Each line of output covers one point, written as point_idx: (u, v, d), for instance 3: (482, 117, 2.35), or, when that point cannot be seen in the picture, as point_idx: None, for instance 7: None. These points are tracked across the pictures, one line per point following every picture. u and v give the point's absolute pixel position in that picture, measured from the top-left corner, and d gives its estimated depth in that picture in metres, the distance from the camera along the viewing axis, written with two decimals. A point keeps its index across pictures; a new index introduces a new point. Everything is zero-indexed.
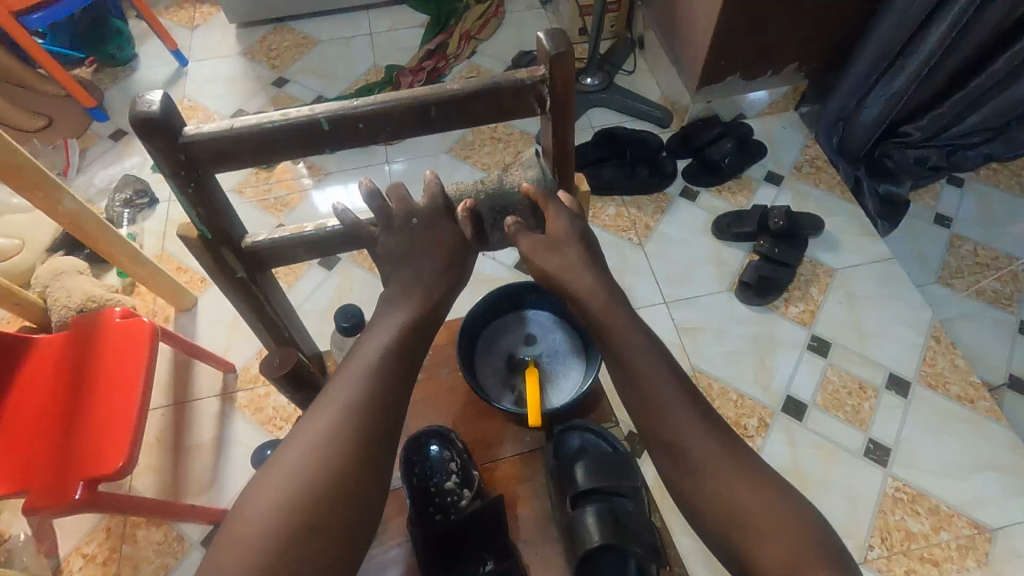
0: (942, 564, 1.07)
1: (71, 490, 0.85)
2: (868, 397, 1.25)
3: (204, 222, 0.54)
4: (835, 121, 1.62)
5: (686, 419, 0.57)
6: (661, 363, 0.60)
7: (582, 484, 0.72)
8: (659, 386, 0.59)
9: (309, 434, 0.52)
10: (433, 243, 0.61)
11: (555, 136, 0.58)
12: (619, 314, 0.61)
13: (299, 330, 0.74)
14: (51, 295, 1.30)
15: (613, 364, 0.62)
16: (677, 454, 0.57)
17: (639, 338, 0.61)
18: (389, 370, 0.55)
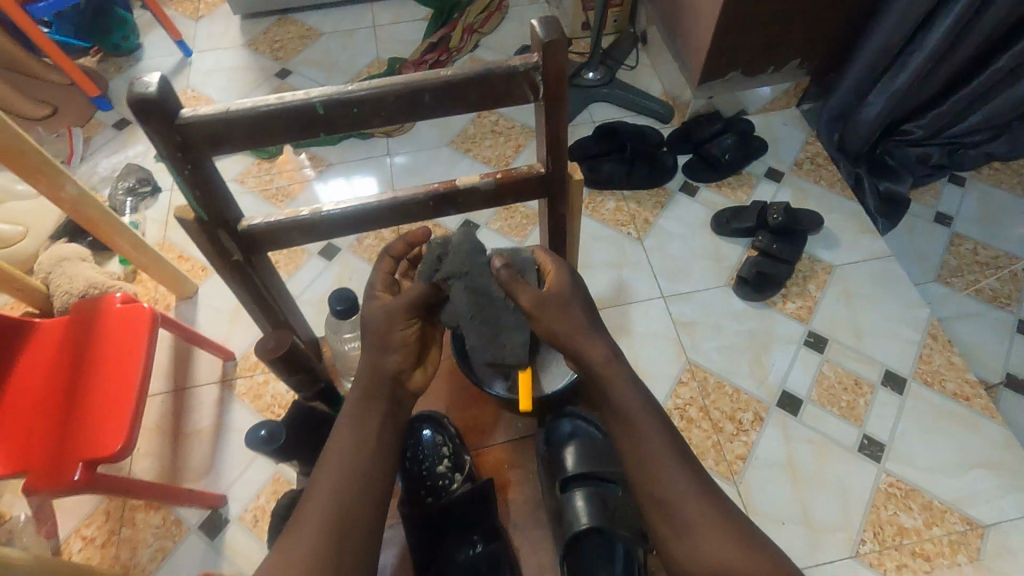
0: (933, 559, 1.07)
1: (70, 472, 0.86)
2: (864, 392, 1.25)
3: (201, 204, 0.55)
4: (836, 118, 1.62)
5: (679, 478, 0.63)
6: (655, 420, 0.66)
7: (571, 469, 0.75)
8: (652, 446, 0.64)
9: (310, 496, 0.61)
10: (409, 318, 0.71)
11: (548, 124, 0.58)
12: (618, 371, 0.68)
13: (294, 313, 0.74)
14: (53, 281, 1.32)
15: (611, 415, 0.68)
16: (670, 514, 0.62)
17: (633, 396, 0.67)
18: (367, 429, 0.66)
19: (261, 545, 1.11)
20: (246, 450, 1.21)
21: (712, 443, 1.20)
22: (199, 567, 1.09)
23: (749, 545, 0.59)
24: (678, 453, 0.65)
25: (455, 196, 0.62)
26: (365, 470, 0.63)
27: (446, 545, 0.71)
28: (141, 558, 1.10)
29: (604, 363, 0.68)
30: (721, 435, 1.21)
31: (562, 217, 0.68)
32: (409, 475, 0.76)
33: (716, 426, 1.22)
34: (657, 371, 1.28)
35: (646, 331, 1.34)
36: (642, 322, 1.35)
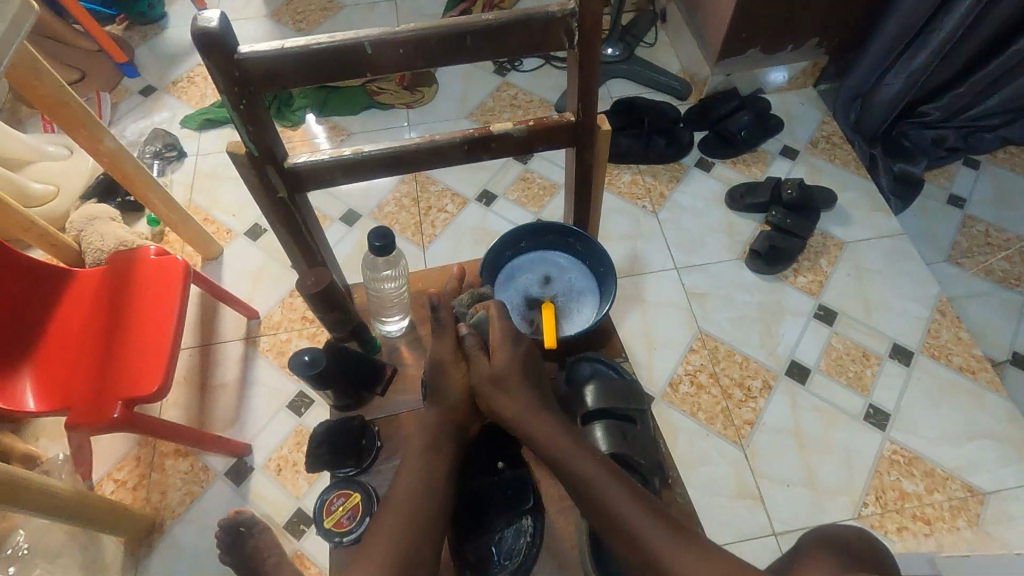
0: (933, 522, 1.11)
1: (110, 410, 0.91)
2: (871, 364, 1.28)
3: (253, 140, 0.58)
4: (853, 98, 1.63)
5: (655, 534, 0.59)
6: (617, 484, 0.63)
7: (591, 405, 0.73)
8: (620, 509, 0.61)
9: (367, 552, 0.59)
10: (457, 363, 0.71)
11: (581, 73, 0.60)
12: (565, 441, 0.66)
13: (330, 259, 0.77)
14: (85, 238, 1.36)
15: (572, 491, 0.65)
16: (659, 573, 0.58)
17: (591, 464, 0.64)
18: (429, 495, 0.64)
19: (284, 492, 1.16)
20: (269, 403, 1.26)
21: (721, 408, 1.23)
22: (226, 510, 1.14)
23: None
24: (649, 508, 0.62)
25: (490, 140, 0.65)
26: (428, 511, 0.63)
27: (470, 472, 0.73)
28: (171, 500, 1.15)
29: (548, 436, 0.66)
30: (730, 401, 1.24)
31: (590, 167, 0.71)
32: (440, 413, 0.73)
33: (726, 392, 1.25)
34: (669, 339, 1.32)
35: (658, 300, 1.37)
36: (655, 291, 1.38)
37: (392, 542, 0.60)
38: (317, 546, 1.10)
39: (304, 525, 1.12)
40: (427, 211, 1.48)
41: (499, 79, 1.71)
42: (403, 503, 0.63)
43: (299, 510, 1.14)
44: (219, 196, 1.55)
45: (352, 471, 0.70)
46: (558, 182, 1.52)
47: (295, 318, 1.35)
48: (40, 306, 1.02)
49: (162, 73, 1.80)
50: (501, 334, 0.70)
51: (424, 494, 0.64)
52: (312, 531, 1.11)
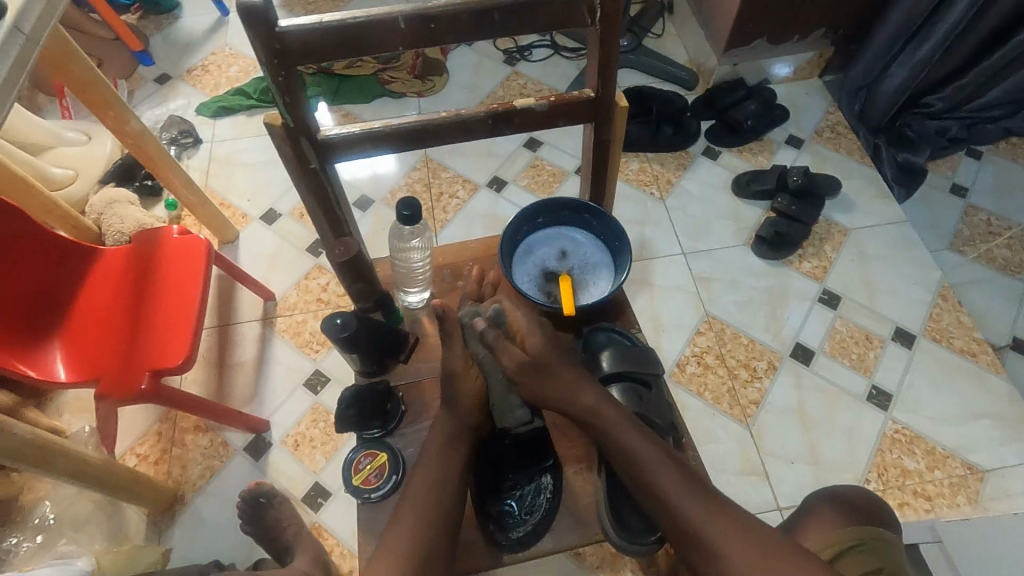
0: (934, 498, 1.14)
1: (138, 381, 0.94)
2: (874, 346, 1.31)
3: (289, 111, 0.62)
4: (858, 89, 1.65)
5: (692, 505, 0.65)
6: (660, 456, 0.67)
7: (608, 371, 0.76)
8: (663, 480, 0.66)
9: (388, 544, 0.64)
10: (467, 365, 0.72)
11: (602, 49, 0.63)
12: (612, 414, 0.69)
13: (355, 232, 0.80)
14: (105, 221, 1.39)
15: (616, 460, 0.69)
16: (694, 538, 0.65)
17: (637, 438, 0.68)
18: (443, 491, 0.68)
19: (302, 466, 1.19)
20: (286, 381, 1.29)
21: (727, 389, 1.26)
22: (245, 484, 1.17)
23: (775, 553, 0.63)
24: (689, 481, 0.67)
25: (513, 116, 0.68)
26: (443, 508, 0.67)
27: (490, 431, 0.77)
28: (191, 474, 1.19)
29: (594, 409, 0.70)
30: (735, 381, 1.27)
31: (607, 142, 0.74)
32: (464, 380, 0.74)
33: (732, 373, 1.28)
34: (676, 322, 1.35)
35: (666, 284, 1.40)
36: (663, 276, 1.41)
37: (410, 535, 0.64)
38: (335, 518, 1.13)
39: (321, 498, 1.16)
40: (439, 196, 1.51)
41: (509, 69, 1.74)
42: (417, 498, 0.67)
43: (316, 484, 1.17)
44: (234, 182, 1.58)
45: (378, 432, 0.75)
46: (567, 169, 1.55)
47: (310, 299, 1.38)
48: (67, 282, 1.05)
49: (176, 61, 1.83)
50: (525, 322, 0.73)
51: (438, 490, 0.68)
52: (329, 504, 1.15)
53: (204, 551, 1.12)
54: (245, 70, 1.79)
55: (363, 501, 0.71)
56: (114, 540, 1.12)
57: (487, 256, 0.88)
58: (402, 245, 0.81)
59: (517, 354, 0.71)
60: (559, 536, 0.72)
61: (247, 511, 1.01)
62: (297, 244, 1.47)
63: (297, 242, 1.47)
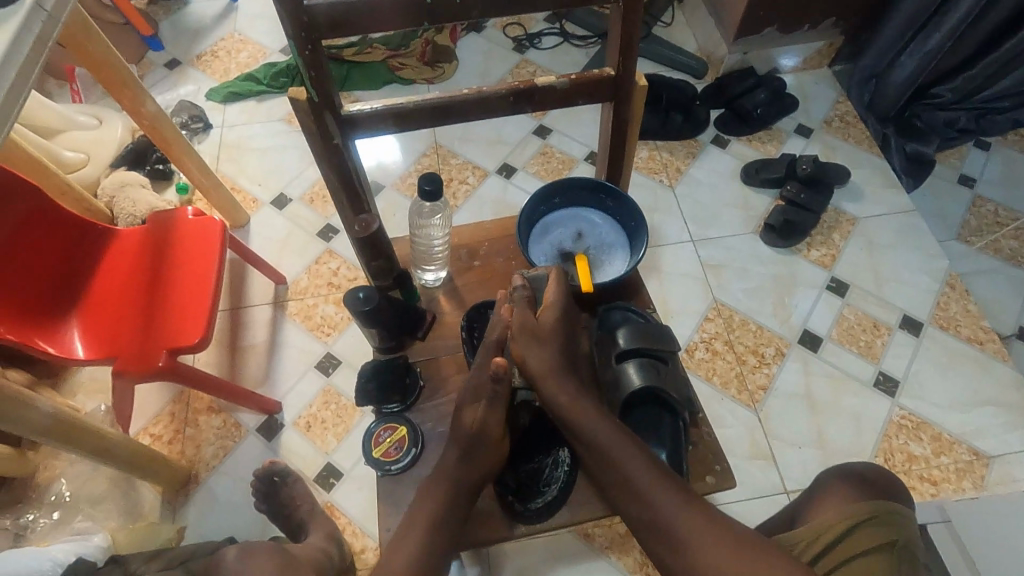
0: (940, 483, 1.15)
1: (156, 358, 0.95)
2: (882, 333, 1.32)
3: (315, 85, 0.63)
4: (867, 78, 1.65)
5: (665, 499, 0.64)
6: (634, 450, 0.67)
7: (623, 345, 0.77)
8: (635, 474, 0.66)
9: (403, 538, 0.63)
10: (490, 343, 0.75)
11: (623, 27, 0.64)
12: (586, 408, 0.70)
13: (373, 208, 0.81)
14: (117, 204, 1.40)
15: (590, 455, 0.69)
16: (666, 536, 0.63)
17: (608, 429, 0.68)
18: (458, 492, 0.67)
19: (314, 448, 1.20)
20: (298, 363, 1.30)
21: (735, 374, 1.27)
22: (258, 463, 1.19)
23: (751, 552, 0.60)
24: (664, 477, 0.66)
25: (535, 93, 0.69)
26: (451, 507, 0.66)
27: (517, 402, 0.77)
28: (205, 454, 1.20)
29: (570, 403, 0.70)
30: (744, 366, 1.28)
31: (624, 122, 0.74)
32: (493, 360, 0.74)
33: (740, 358, 1.29)
34: (685, 309, 1.35)
35: (675, 271, 1.40)
36: (672, 262, 1.42)
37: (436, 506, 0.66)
38: (346, 498, 1.15)
39: (333, 478, 1.17)
40: (449, 182, 1.51)
41: (518, 56, 1.74)
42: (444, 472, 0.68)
43: (328, 464, 1.18)
44: (244, 166, 1.58)
45: (397, 406, 0.77)
46: (577, 156, 1.55)
47: (320, 283, 1.39)
48: (83, 260, 1.06)
49: (185, 47, 1.83)
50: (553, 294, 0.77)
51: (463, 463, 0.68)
52: (341, 485, 1.16)
53: (217, 529, 1.13)
54: (255, 56, 1.79)
55: (383, 472, 0.72)
56: (129, 518, 1.13)
57: (503, 236, 0.89)
58: (423, 222, 0.83)
59: (528, 315, 0.74)
60: (575, 508, 0.74)
61: (262, 490, 1.03)
62: (308, 228, 1.48)
63: (308, 227, 1.48)
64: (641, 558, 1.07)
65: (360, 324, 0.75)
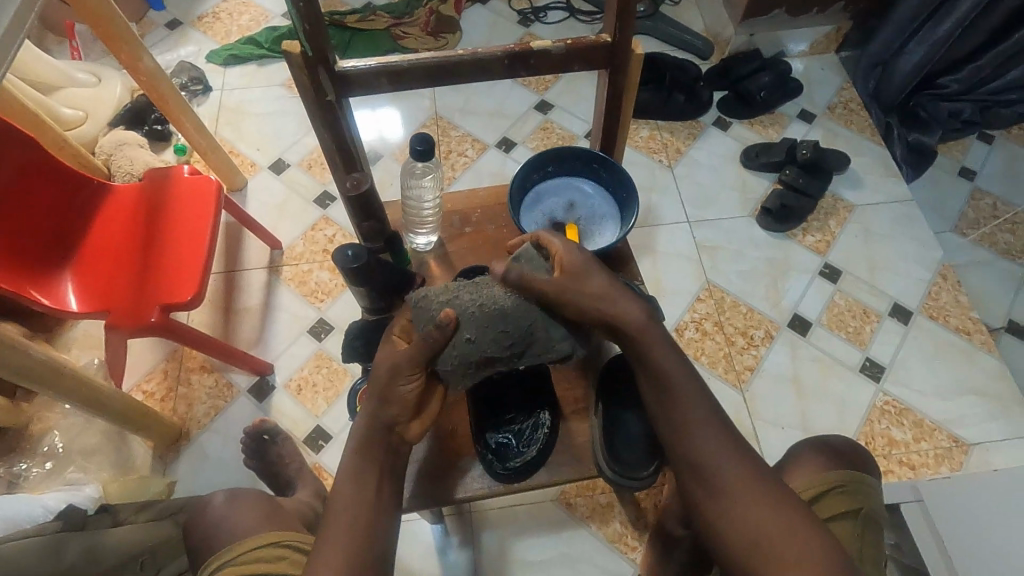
0: (919, 468, 1.17)
1: (148, 314, 0.97)
2: (871, 320, 1.33)
3: (308, 38, 0.62)
4: (874, 65, 1.64)
5: (716, 445, 0.64)
6: (697, 391, 0.67)
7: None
8: (694, 414, 0.65)
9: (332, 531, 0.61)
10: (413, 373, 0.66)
11: None
12: (657, 336, 0.68)
13: (365, 167, 0.80)
14: (115, 162, 1.40)
15: (648, 384, 0.68)
16: (706, 479, 0.63)
17: (675, 363, 0.67)
18: (370, 467, 0.64)
19: (304, 410, 1.22)
20: (291, 327, 1.31)
21: (724, 354, 1.28)
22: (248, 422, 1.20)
23: (790, 517, 0.60)
24: (718, 423, 0.65)
25: (530, 56, 0.68)
26: (365, 486, 0.63)
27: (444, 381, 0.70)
28: (196, 412, 1.22)
29: (642, 326, 0.68)
30: (732, 347, 1.29)
31: (621, 91, 0.74)
32: (473, 339, 0.68)
33: (729, 339, 1.30)
34: (677, 288, 1.36)
35: (669, 251, 1.41)
36: (667, 242, 1.42)
37: (351, 498, 0.63)
38: (335, 460, 1.17)
39: (322, 440, 1.19)
40: (447, 154, 1.51)
41: (522, 30, 1.73)
42: (359, 422, 0.66)
43: (318, 427, 1.20)
44: (243, 130, 1.58)
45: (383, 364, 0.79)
46: (577, 133, 1.55)
47: (316, 250, 1.40)
48: (78, 214, 1.06)
49: (187, 7, 1.81)
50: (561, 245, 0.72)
51: (383, 422, 0.65)
52: (330, 447, 1.18)
53: (206, 485, 1.15)
54: (256, 19, 1.77)
55: None
56: (120, 470, 1.15)
57: (496, 204, 0.89)
58: (414, 184, 0.83)
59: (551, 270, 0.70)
60: (554, 470, 0.75)
61: (252, 447, 1.04)
62: (305, 195, 1.47)
63: (305, 194, 1.48)
64: (621, 528, 1.10)
65: (352, 283, 0.76)
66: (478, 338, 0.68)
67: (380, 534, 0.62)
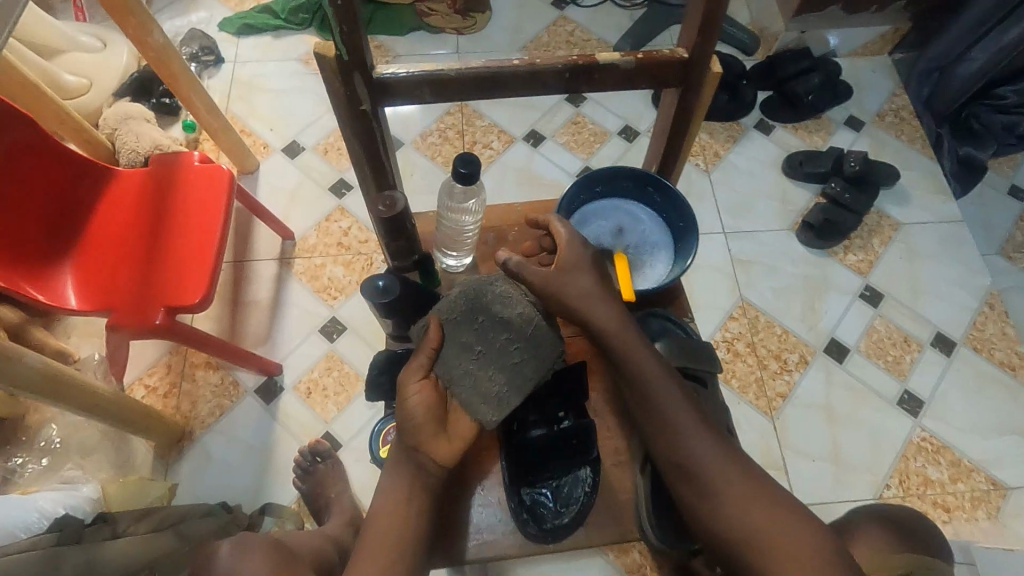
0: (954, 510, 1.12)
1: (152, 315, 0.90)
2: (911, 350, 1.26)
3: (345, 42, 0.53)
4: (930, 71, 1.52)
5: (700, 442, 0.64)
6: (676, 391, 0.66)
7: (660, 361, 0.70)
8: (675, 411, 0.65)
9: (366, 554, 0.62)
10: (421, 376, 0.66)
11: (706, 9, 0.54)
12: (631, 337, 0.67)
13: (398, 187, 0.73)
14: (119, 137, 1.30)
15: (628, 387, 0.67)
16: (695, 478, 0.63)
17: (652, 362, 0.66)
18: (402, 492, 0.66)
19: (313, 414, 1.16)
20: (302, 325, 1.24)
21: (755, 378, 1.22)
22: (295, 447, 1.14)
23: (778, 508, 0.61)
24: (695, 415, 0.66)
25: (594, 71, 0.60)
26: (398, 512, 0.65)
27: (459, 400, 0.66)
28: (200, 411, 1.16)
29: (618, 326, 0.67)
30: (765, 371, 1.23)
31: (690, 111, 0.65)
32: (481, 350, 0.66)
33: (761, 362, 1.24)
34: (710, 304, 1.29)
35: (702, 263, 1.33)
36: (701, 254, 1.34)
37: (384, 524, 0.64)
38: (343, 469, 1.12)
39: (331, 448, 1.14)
40: (472, 146, 1.42)
41: (556, 13, 1.62)
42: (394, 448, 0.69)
43: (328, 434, 1.15)
44: (256, 108, 1.48)
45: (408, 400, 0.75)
46: (611, 130, 1.45)
47: (330, 243, 1.32)
48: (79, 201, 0.98)
49: None
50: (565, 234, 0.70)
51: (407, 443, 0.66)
52: (340, 456, 1.13)
53: (209, 490, 1.11)
54: None
55: None
56: (119, 470, 1.10)
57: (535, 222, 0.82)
58: (454, 212, 0.74)
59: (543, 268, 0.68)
60: (594, 530, 0.70)
61: (305, 466, 1.07)
62: (320, 181, 1.39)
63: (320, 180, 1.39)
64: (640, 559, 1.05)
65: (383, 316, 0.70)
66: (485, 349, 0.66)
67: (412, 557, 0.63)
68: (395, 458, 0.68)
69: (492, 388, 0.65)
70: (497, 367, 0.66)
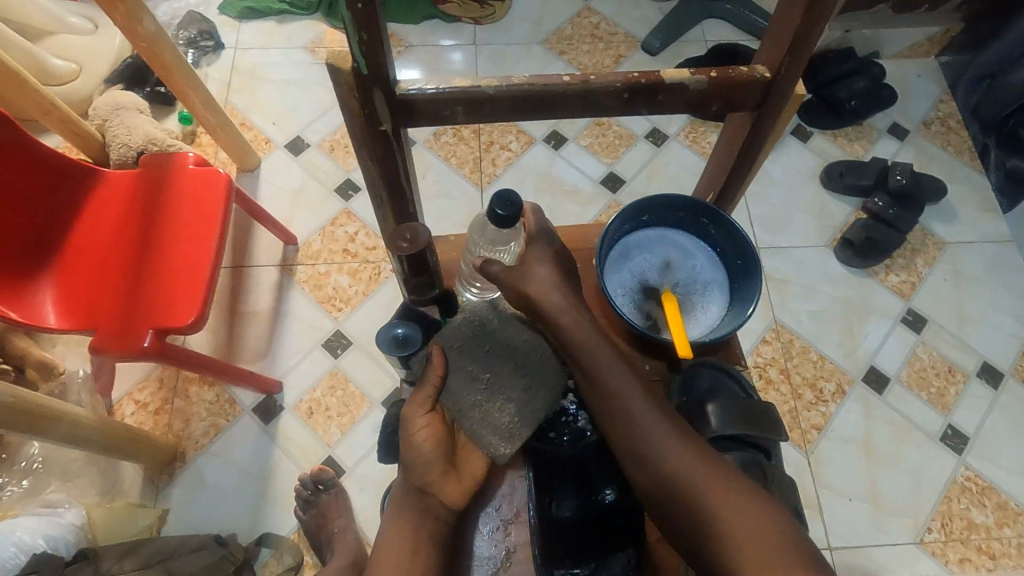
0: (998, 557, 1.05)
1: (141, 337, 0.81)
2: (956, 381, 1.18)
3: (363, 52, 0.45)
4: (983, 77, 1.39)
5: (654, 428, 0.59)
6: (631, 379, 0.61)
7: (717, 430, 0.66)
8: (626, 396, 0.60)
9: None
10: (427, 405, 0.59)
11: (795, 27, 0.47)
12: (589, 332, 0.61)
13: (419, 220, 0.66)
14: (110, 129, 1.19)
15: (582, 378, 0.62)
16: (651, 466, 0.58)
17: (608, 353, 0.61)
18: (405, 541, 0.59)
19: (314, 437, 1.08)
20: (304, 339, 1.16)
21: (789, 409, 1.14)
22: (295, 473, 1.06)
23: (741, 490, 0.56)
24: (653, 403, 0.61)
25: (657, 91, 0.53)
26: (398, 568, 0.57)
27: (467, 434, 0.60)
28: (194, 430, 1.08)
29: (575, 322, 0.61)
30: (799, 402, 1.14)
31: (762, 138, 0.58)
32: (487, 377, 0.60)
33: (796, 391, 1.15)
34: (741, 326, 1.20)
35: None
36: None
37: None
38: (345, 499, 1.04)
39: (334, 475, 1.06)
40: (489, 146, 1.32)
41: (581, 3, 1.50)
42: (398, 489, 0.62)
43: (330, 458, 1.07)
44: (258, 100, 1.38)
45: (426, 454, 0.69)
46: (637, 132, 1.35)
47: (335, 249, 1.23)
48: (62, 207, 0.90)
49: None
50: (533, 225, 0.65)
51: (414, 486, 0.59)
52: (342, 484, 1.05)
53: (203, 518, 1.03)
54: None
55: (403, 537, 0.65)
56: (106, 494, 1.03)
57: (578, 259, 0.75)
58: (490, 250, 0.64)
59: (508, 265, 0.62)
60: None
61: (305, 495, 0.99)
62: (325, 182, 1.30)
63: (325, 180, 1.30)
64: None
65: (398, 365, 0.64)
66: (492, 376, 0.60)
67: None
68: (397, 501, 0.61)
69: (502, 421, 0.59)
70: (507, 396, 0.60)
